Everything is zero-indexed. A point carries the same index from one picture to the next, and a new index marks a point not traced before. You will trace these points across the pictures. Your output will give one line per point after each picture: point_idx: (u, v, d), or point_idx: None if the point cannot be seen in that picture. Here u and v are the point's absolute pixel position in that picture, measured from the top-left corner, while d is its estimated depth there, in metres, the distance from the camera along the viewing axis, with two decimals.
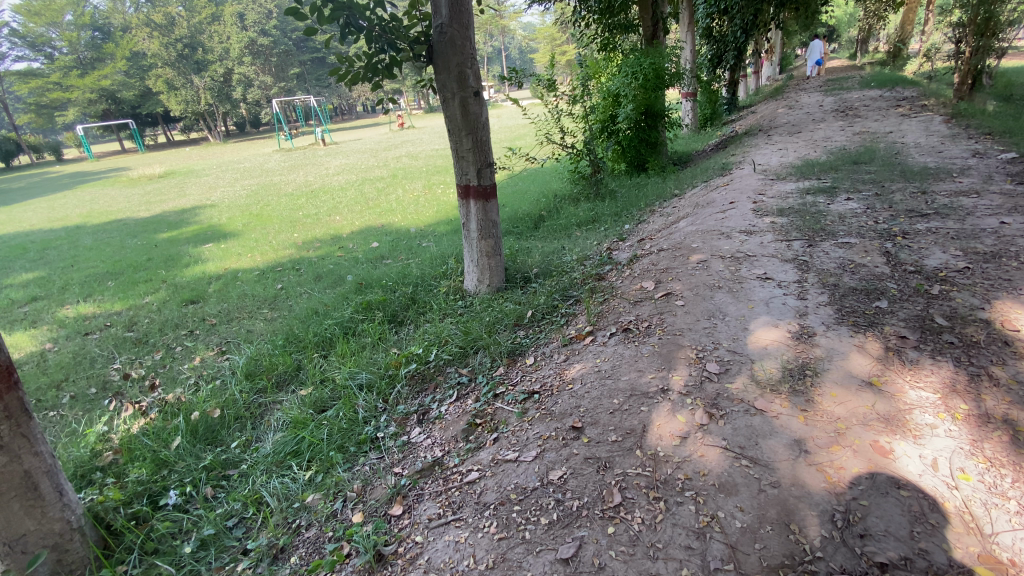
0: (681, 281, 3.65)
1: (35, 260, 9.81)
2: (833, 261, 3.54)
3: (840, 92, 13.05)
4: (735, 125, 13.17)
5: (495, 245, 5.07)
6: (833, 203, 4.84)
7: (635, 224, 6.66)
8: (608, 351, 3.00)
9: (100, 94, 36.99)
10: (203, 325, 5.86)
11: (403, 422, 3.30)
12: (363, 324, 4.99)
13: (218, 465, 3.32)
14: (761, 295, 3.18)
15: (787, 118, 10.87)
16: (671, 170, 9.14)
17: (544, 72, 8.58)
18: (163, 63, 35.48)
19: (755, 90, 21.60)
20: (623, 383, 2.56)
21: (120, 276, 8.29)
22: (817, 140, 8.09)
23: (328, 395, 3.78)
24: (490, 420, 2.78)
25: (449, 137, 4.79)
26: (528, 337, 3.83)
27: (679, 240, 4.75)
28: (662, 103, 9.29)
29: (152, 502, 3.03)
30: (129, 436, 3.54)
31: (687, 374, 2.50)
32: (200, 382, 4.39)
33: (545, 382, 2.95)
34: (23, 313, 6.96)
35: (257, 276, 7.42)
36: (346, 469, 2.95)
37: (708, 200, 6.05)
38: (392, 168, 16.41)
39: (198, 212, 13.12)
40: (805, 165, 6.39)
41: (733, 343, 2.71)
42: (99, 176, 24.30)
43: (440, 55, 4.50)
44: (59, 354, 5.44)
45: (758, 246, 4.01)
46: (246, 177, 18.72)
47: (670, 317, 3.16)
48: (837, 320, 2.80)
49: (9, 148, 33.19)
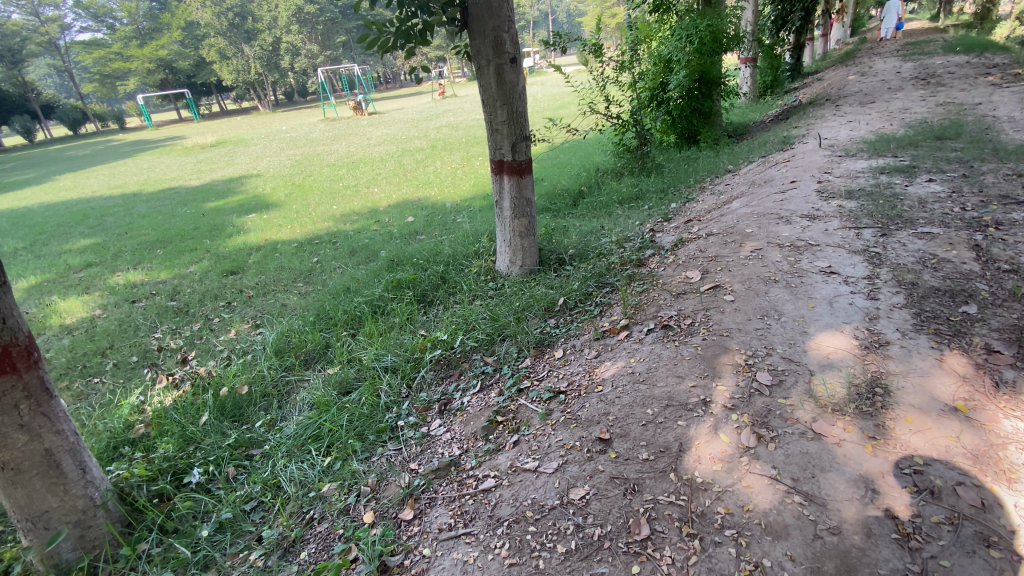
0: (730, 272, 3.29)
1: (94, 227, 10.29)
2: (911, 255, 3.10)
3: (922, 57, 11.78)
4: (798, 94, 12.13)
5: (529, 225, 4.81)
6: (911, 185, 4.29)
7: (682, 202, 6.22)
8: (645, 349, 2.73)
9: (158, 64, 38.28)
10: (240, 296, 5.93)
11: (424, 412, 3.15)
12: (393, 302, 4.89)
13: (243, 444, 3.30)
14: (823, 292, 2.82)
15: (858, 86, 9.91)
16: (725, 144, 8.49)
17: (591, 36, 8.06)
18: (215, 32, 36.40)
19: (823, 54, 19.88)
20: (660, 390, 2.30)
21: (168, 244, 8.57)
22: (893, 111, 7.28)
23: (353, 376, 3.70)
24: (512, 419, 2.59)
25: (483, 108, 4.50)
26: (558, 327, 3.60)
27: (731, 223, 4.35)
28: (718, 70, 8.67)
29: (176, 480, 3.05)
30: (161, 410, 3.59)
31: (734, 385, 2.22)
32: (231, 357, 4.41)
33: (573, 381, 2.73)
34: (78, 279, 7.30)
35: (296, 248, 7.47)
36: (364, 458, 2.84)
37: (765, 178, 5.54)
38: (432, 139, 16.21)
39: (243, 182, 13.40)
40: (878, 140, 5.73)
41: (789, 350, 2.39)
42: (156, 144, 25.33)
43: (475, 18, 4.18)
44: (107, 322, 5.65)
45: (822, 234, 3.57)
46: (292, 147, 18.98)
47: (716, 314, 2.85)
48: (916, 327, 2.43)
49: (76, 117, 35.05)
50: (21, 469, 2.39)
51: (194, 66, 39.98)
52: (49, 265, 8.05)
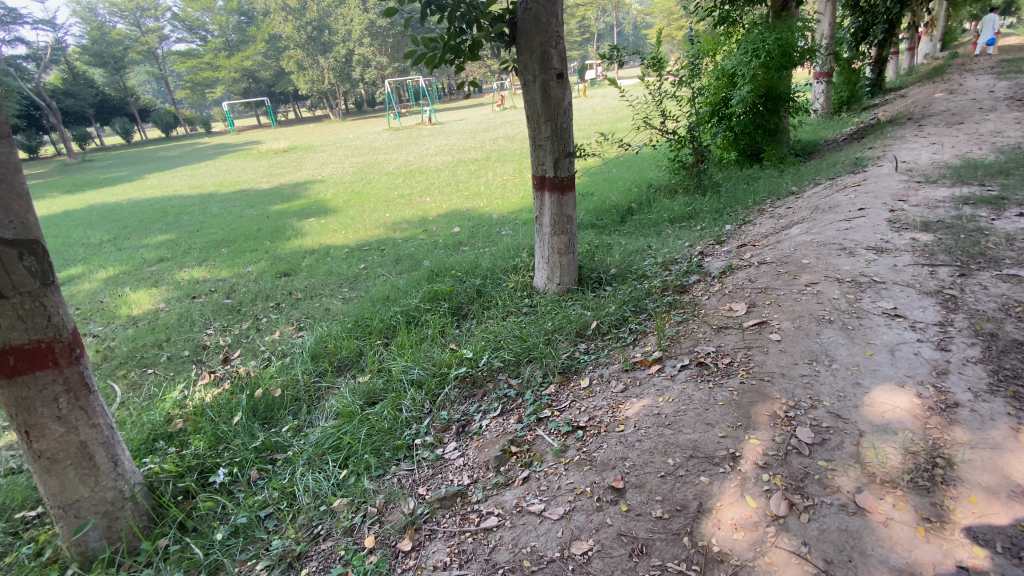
0: (780, 308, 3.02)
1: (171, 224, 11.11)
2: (993, 300, 2.73)
3: (1022, 74, 10.69)
4: (877, 112, 11.27)
5: (569, 242, 4.68)
6: (999, 218, 3.81)
7: (737, 224, 5.88)
8: (675, 389, 2.53)
9: (242, 73, 41.46)
10: (289, 298, 6.15)
11: (442, 432, 3.08)
12: (428, 313, 4.89)
13: (269, 448, 3.36)
14: (884, 339, 2.52)
15: (946, 104, 9.08)
16: (791, 163, 7.99)
17: (651, 49, 7.81)
18: (295, 45, 39.51)
19: (908, 69, 18.49)
20: (685, 437, 2.11)
21: (232, 243, 9.09)
22: (985, 133, 6.59)
23: (379, 387, 3.70)
24: (527, 451, 2.47)
25: (527, 123, 4.44)
26: (588, 353, 3.45)
27: (787, 251, 4.03)
28: (786, 85, 8.20)
29: (202, 478, 3.15)
30: (199, 406, 3.74)
31: (770, 439, 1.99)
32: (271, 357, 4.53)
33: (595, 416, 2.57)
34: (150, 272, 7.88)
35: (346, 253, 7.70)
36: (377, 476, 2.80)
37: (831, 203, 5.12)
38: (487, 150, 16.39)
39: (307, 186, 14.07)
40: (964, 165, 5.18)
41: (838, 404, 2.13)
42: (235, 148, 27.25)
43: (523, 34, 4.14)
44: (168, 315, 6.02)
45: (889, 270, 3.23)
46: (355, 155, 19.78)
47: (758, 355, 2.61)
48: (991, 388, 2.11)
49: (169, 120, 38.35)
50: (57, 458, 2.53)
51: (274, 76, 42.85)
52: (127, 258, 8.75)
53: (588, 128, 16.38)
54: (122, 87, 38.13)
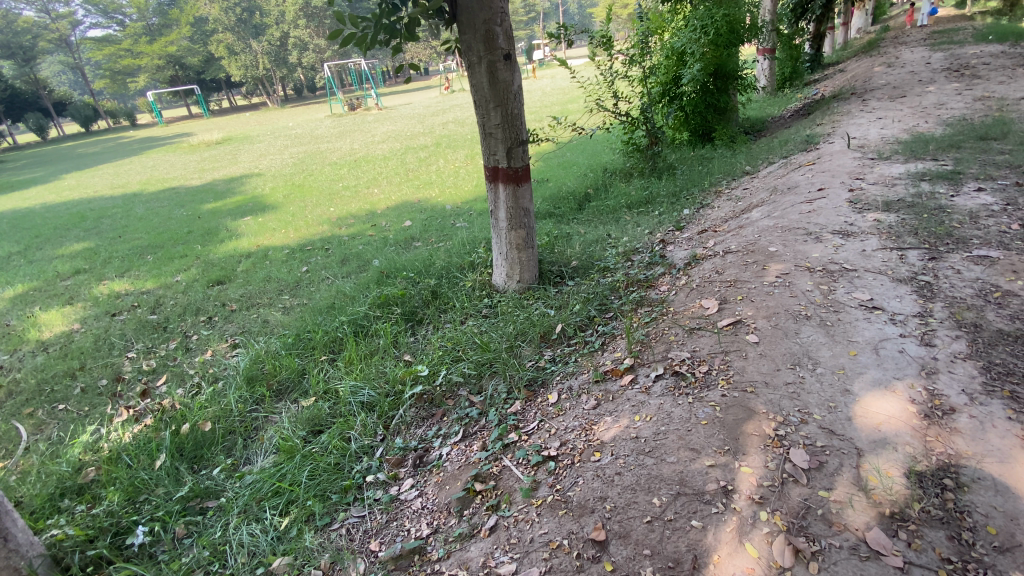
0: (753, 303, 2.84)
1: (90, 229, 10.07)
2: (969, 286, 2.64)
3: (951, 47, 11.09)
4: (820, 87, 11.46)
5: (527, 236, 4.40)
6: (957, 194, 3.79)
7: (696, 208, 5.75)
8: (652, 404, 2.30)
9: (167, 60, 38.50)
10: (223, 310, 5.58)
11: (397, 466, 2.74)
12: (379, 322, 4.49)
13: (198, 495, 2.93)
14: (867, 335, 2.36)
15: (885, 77, 9.29)
16: (742, 142, 7.95)
17: (599, 27, 7.52)
18: (224, 28, 37.09)
19: (844, 43, 19.04)
20: (669, 468, 1.88)
21: (159, 249, 8.30)
22: (927, 107, 6.70)
23: (327, 413, 3.32)
24: (493, 488, 2.19)
25: (475, 109, 4.08)
26: (554, 362, 3.17)
27: (752, 237, 3.89)
28: (734, 63, 8.13)
29: (118, 540, 2.71)
30: (115, 449, 3.24)
31: (763, 466, 1.78)
32: (201, 383, 4.05)
33: (567, 442, 2.30)
34: (64, 287, 7.06)
35: (287, 255, 7.14)
36: (322, 526, 2.46)
37: (789, 183, 5.04)
38: (436, 136, 15.78)
39: (244, 181, 13.11)
40: (915, 140, 5.20)
41: (829, 417, 1.95)
42: (165, 141, 25.32)
43: (464, 11, 3.75)
44: (83, 337, 5.35)
45: (859, 256, 3.11)
46: (296, 145, 18.69)
47: (737, 360, 2.40)
48: (986, 388, 1.97)
49: (89, 114, 35.32)
50: None
51: (203, 62, 40.03)
52: (38, 271, 7.83)
53: (538, 110, 16.08)
54: (32, 79, 34.77)
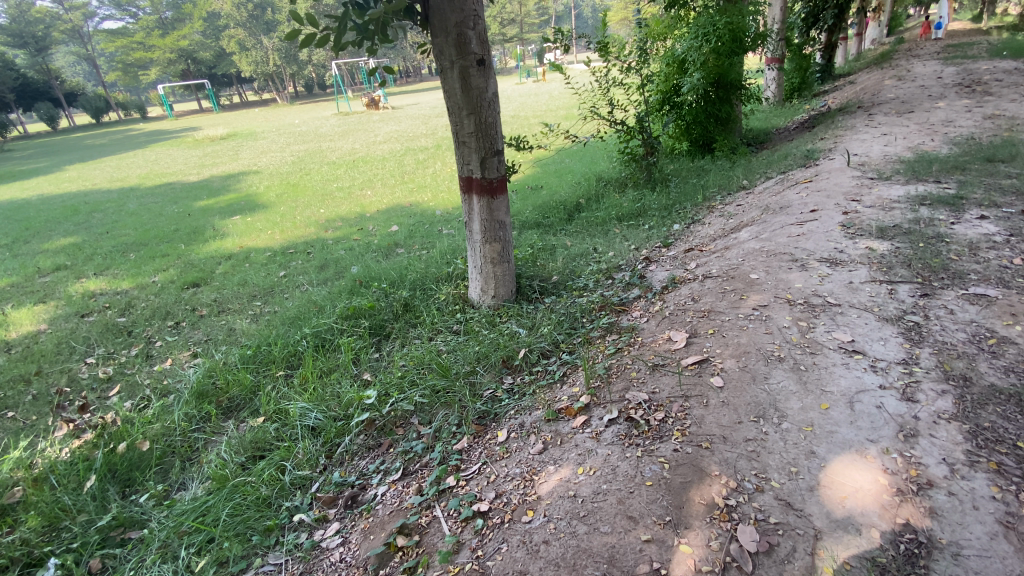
0: (724, 340, 2.59)
1: (80, 224, 9.96)
2: (961, 330, 2.39)
3: (965, 61, 10.74)
4: (828, 99, 11.09)
5: (502, 251, 4.17)
6: (957, 222, 3.52)
7: (686, 224, 5.51)
8: (599, 455, 2.07)
9: (179, 55, 38.68)
10: (191, 316, 5.40)
11: (328, 505, 2.53)
12: (344, 335, 4.27)
13: (122, 524, 2.74)
14: (843, 385, 2.11)
15: (896, 91, 8.98)
16: (742, 153, 7.68)
17: (597, 31, 7.26)
18: (236, 24, 37.35)
19: (857, 55, 18.65)
20: (600, 541, 1.68)
21: (143, 247, 8.16)
22: (935, 124, 6.41)
23: (271, 436, 3.10)
24: (415, 546, 1.97)
25: (448, 116, 3.86)
26: (512, 393, 2.95)
27: (737, 260, 3.64)
28: (737, 72, 7.83)
29: (27, 573, 2.51)
30: (43, 468, 3.02)
31: (704, 546, 1.59)
32: (151, 396, 3.85)
33: (503, 493, 2.08)
34: (41, 284, 6.91)
35: (268, 258, 6.97)
36: (237, 572, 2.26)
37: (782, 202, 4.77)
38: (438, 138, 15.61)
39: (240, 179, 12.97)
40: (918, 159, 4.93)
41: (789, 485, 1.72)
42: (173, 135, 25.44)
43: (436, 12, 3.53)
44: (47, 339, 5.18)
45: (846, 289, 2.85)
46: (297, 142, 18.58)
47: (697, 408, 2.16)
48: (970, 459, 1.72)
49: (99, 105, 35.46)
50: None
51: (215, 57, 40.17)
52: (19, 266, 7.69)
53: (542, 115, 15.83)
54: (45, 70, 34.95)
